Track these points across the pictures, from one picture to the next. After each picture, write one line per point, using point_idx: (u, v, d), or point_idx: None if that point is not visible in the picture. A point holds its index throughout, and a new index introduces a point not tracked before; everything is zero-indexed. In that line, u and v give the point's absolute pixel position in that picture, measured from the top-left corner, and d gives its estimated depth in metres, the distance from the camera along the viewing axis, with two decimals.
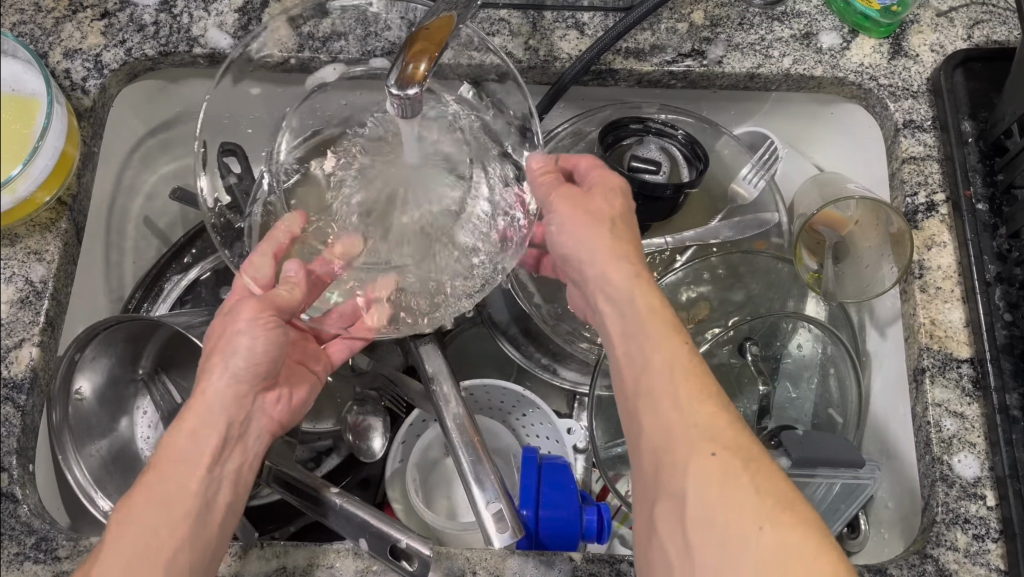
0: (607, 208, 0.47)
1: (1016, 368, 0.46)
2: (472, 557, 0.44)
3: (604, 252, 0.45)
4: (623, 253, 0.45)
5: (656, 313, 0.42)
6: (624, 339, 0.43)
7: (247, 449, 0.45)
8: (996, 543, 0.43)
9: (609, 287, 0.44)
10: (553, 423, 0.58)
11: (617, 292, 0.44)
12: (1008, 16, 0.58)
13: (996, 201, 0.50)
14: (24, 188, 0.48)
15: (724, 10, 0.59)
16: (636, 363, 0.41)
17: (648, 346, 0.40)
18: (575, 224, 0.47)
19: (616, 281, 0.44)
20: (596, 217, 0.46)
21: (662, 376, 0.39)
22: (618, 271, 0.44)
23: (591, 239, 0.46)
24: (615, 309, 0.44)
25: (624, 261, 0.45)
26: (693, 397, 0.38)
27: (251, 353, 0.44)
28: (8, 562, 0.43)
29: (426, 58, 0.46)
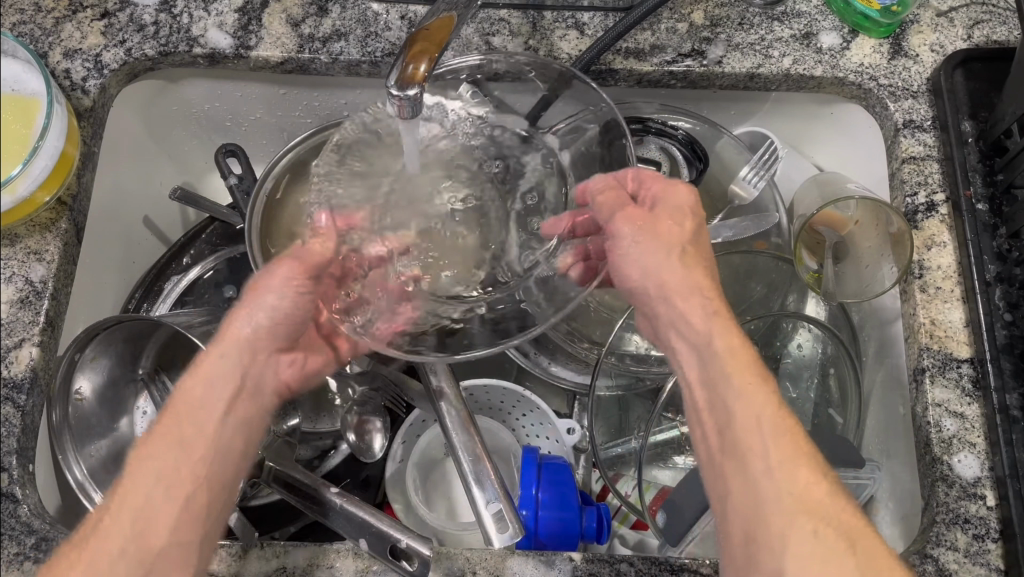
0: (677, 232, 0.44)
1: (1016, 368, 0.46)
2: (472, 557, 0.43)
3: (682, 284, 0.43)
4: (696, 284, 0.43)
5: (739, 359, 0.39)
6: (705, 378, 0.40)
7: (260, 402, 0.45)
8: (996, 544, 0.43)
9: (683, 323, 0.42)
10: (553, 423, 0.58)
11: (696, 330, 0.41)
12: (1008, 16, 0.58)
13: (996, 201, 0.50)
14: (24, 188, 0.48)
15: (724, 10, 0.59)
16: (722, 404, 0.39)
17: (730, 396, 0.38)
18: (646, 249, 0.44)
19: (696, 317, 0.42)
20: (665, 246, 0.44)
21: (759, 428, 0.37)
22: (695, 306, 0.42)
23: (662, 268, 0.43)
24: (692, 344, 0.41)
25: (697, 295, 0.42)
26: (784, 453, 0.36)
27: (268, 315, 0.45)
28: (8, 562, 0.43)
29: (426, 58, 0.46)
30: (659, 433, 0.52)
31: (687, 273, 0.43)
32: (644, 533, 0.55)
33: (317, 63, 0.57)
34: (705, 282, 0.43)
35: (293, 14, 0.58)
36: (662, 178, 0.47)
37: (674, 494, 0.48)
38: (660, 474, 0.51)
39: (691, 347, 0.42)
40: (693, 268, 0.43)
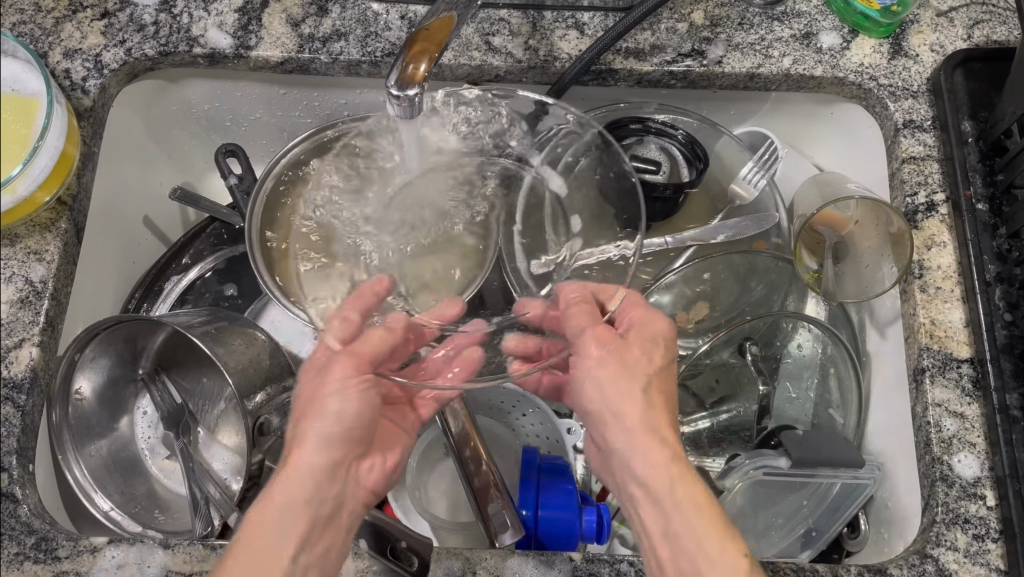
0: (639, 369, 0.49)
1: (1016, 368, 0.46)
2: (472, 557, 0.43)
3: (634, 416, 0.47)
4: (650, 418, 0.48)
5: (700, 502, 0.43)
6: (648, 502, 0.45)
7: (339, 528, 0.45)
8: (995, 543, 0.43)
9: (632, 451, 0.47)
10: (553, 422, 0.59)
11: (642, 459, 0.46)
12: (1008, 16, 0.58)
13: (996, 201, 0.50)
14: (24, 189, 0.48)
15: (724, 10, 0.59)
16: (663, 528, 0.43)
17: (698, 542, 0.41)
18: (605, 386, 0.49)
19: (645, 446, 0.46)
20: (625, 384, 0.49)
21: (700, 550, 0.41)
22: (648, 439, 0.46)
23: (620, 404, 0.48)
24: (632, 471, 0.46)
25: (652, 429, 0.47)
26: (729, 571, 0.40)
27: (336, 409, 0.47)
28: (8, 562, 0.43)
29: (426, 58, 0.46)
30: None
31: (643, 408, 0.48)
32: None
33: (317, 63, 0.57)
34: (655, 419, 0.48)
35: (293, 14, 0.58)
36: (641, 304, 0.52)
37: None
38: None
39: (634, 476, 0.46)
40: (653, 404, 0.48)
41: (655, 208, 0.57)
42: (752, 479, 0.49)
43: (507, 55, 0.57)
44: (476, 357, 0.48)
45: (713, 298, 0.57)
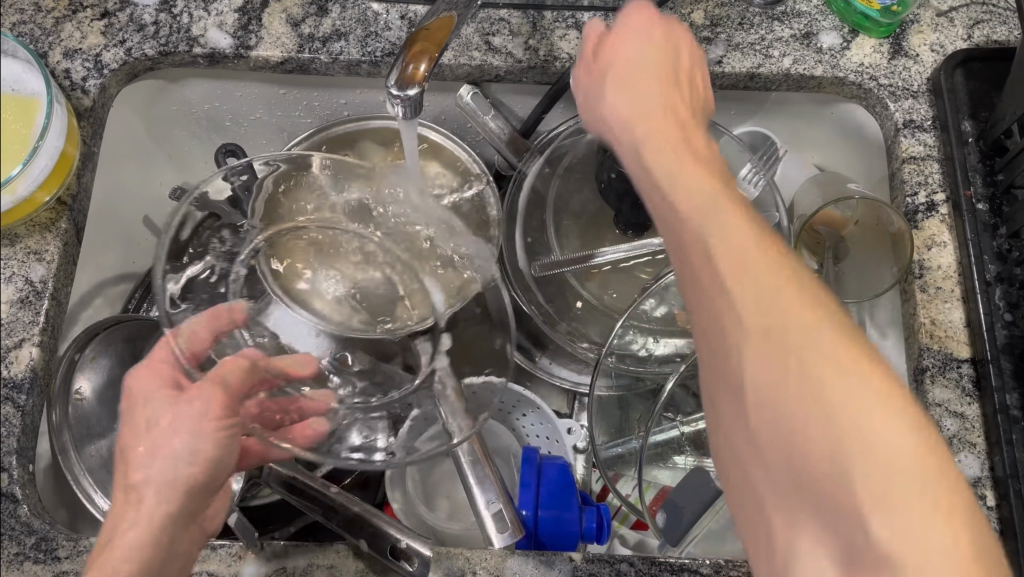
0: (649, 116, 0.37)
1: (1016, 368, 0.46)
2: (472, 557, 0.43)
3: (689, 191, 0.33)
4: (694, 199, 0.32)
5: (762, 304, 0.29)
6: (715, 272, 0.31)
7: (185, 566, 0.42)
8: (995, 543, 0.43)
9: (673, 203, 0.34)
10: (553, 423, 0.58)
11: (716, 242, 0.31)
12: (1008, 16, 0.58)
13: (996, 201, 0.50)
14: (24, 189, 0.48)
15: (724, 10, 0.59)
16: (716, 285, 0.31)
17: (715, 288, 0.30)
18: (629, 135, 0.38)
19: (709, 211, 0.32)
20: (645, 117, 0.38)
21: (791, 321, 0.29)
22: (693, 187, 0.33)
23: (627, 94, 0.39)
24: (702, 237, 0.31)
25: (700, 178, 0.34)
26: (892, 446, 0.26)
27: (153, 505, 0.39)
28: (8, 562, 0.43)
29: (426, 58, 0.47)
30: (659, 433, 0.52)
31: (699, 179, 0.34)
32: (645, 533, 0.55)
33: (317, 63, 0.57)
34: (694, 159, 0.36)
35: (293, 14, 0.58)
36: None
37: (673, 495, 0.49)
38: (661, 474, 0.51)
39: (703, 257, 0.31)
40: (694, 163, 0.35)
41: None
42: None
43: (507, 54, 0.57)
44: (323, 429, 0.45)
45: None
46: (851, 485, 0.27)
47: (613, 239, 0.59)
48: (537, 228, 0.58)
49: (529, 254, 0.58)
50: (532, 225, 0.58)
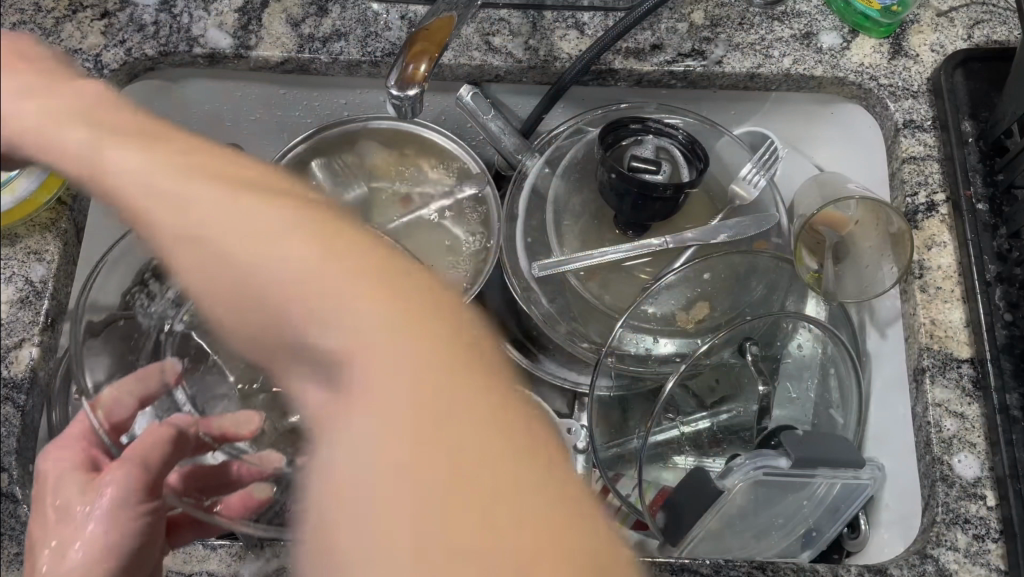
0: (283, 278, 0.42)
1: (1016, 368, 0.45)
2: None
3: (451, 513, 0.36)
4: (448, 429, 0.37)
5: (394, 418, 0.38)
6: (469, 485, 0.36)
7: None
8: (996, 544, 0.43)
9: (407, 410, 0.38)
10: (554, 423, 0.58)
11: (457, 435, 0.37)
12: (1008, 16, 0.58)
13: (996, 201, 0.50)
14: (24, 188, 0.50)
15: (723, 10, 0.59)
16: (399, 464, 0.37)
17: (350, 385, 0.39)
18: (379, 374, 0.39)
19: (453, 402, 0.38)
20: (415, 356, 0.39)
21: (532, 482, 0.38)
22: (432, 392, 0.38)
23: (315, 254, 0.42)
24: (445, 451, 0.37)
25: (430, 335, 0.40)
26: (473, 432, 0.38)
27: None
28: (8, 562, 0.44)
29: (426, 58, 0.47)
30: (659, 433, 0.52)
31: (445, 360, 0.40)
32: (645, 533, 0.55)
33: (317, 63, 0.57)
34: (424, 350, 0.39)
35: (293, 14, 0.58)
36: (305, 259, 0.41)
37: (673, 494, 0.49)
38: (660, 475, 0.51)
39: (463, 478, 0.37)
40: (430, 316, 0.42)
41: (654, 207, 0.53)
42: (751, 479, 0.49)
43: (506, 54, 0.57)
44: (262, 496, 0.44)
45: (714, 297, 0.55)
46: (411, 521, 0.36)
47: (613, 239, 0.58)
48: (537, 228, 0.58)
49: (529, 254, 0.57)
50: (532, 225, 0.58)
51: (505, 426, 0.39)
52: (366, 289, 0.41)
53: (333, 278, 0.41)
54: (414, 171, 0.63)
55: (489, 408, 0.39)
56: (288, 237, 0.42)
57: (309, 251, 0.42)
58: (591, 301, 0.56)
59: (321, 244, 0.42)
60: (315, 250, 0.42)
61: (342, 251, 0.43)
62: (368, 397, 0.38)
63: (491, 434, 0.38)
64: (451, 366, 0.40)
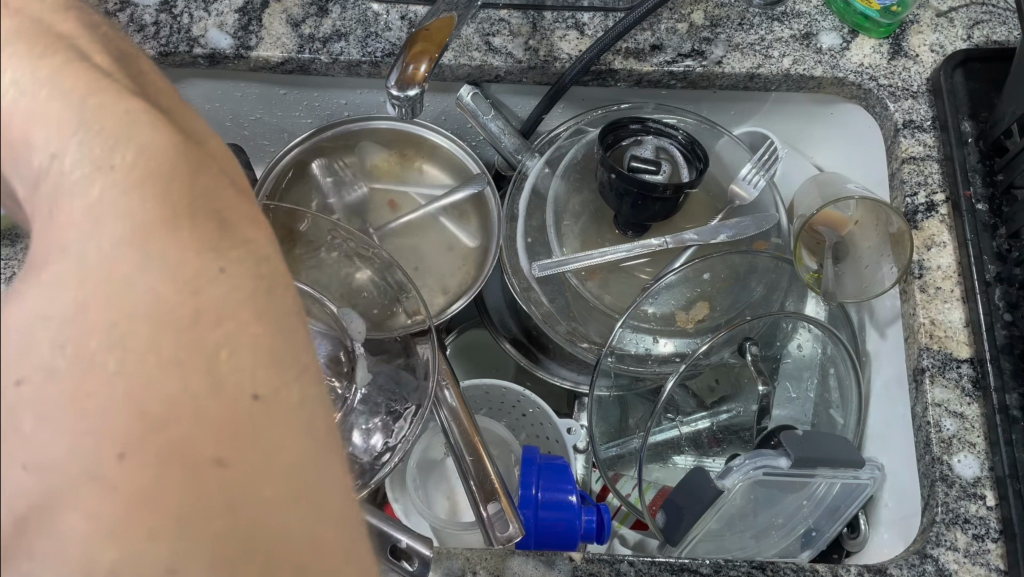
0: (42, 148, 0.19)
1: (1016, 368, 0.45)
2: (472, 556, 0.43)
3: (134, 488, 0.17)
4: (181, 317, 0.17)
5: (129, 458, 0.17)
6: (177, 456, 0.17)
7: None
8: (995, 543, 0.43)
9: (117, 306, 0.17)
10: (554, 422, 0.58)
11: (169, 347, 0.17)
12: (1007, 16, 0.58)
13: (996, 201, 0.50)
14: None
15: (723, 10, 0.59)
16: (85, 376, 0.17)
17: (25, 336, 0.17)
18: (88, 221, 0.18)
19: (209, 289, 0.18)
20: (144, 165, 0.18)
21: (323, 466, 0.19)
22: (165, 264, 0.18)
23: (68, 98, 0.19)
24: (145, 391, 0.17)
25: (192, 189, 0.19)
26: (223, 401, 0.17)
27: None
28: None
29: (426, 58, 0.47)
30: (659, 433, 0.52)
31: (223, 226, 0.19)
32: (644, 533, 0.55)
33: (317, 63, 0.57)
34: (188, 209, 0.18)
35: (294, 14, 0.58)
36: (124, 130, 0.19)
37: (672, 494, 0.49)
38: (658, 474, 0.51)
39: (167, 430, 0.17)
40: (203, 166, 0.19)
41: (654, 207, 0.53)
42: (752, 478, 0.48)
43: (507, 55, 0.57)
44: None
45: (713, 297, 0.55)
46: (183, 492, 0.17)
47: (613, 239, 0.58)
48: (537, 229, 0.58)
49: (529, 254, 0.57)
50: (532, 225, 0.58)
51: (294, 361, 0.19)
52: (89, 109, 0.19)
53: (61, 102, 0.19)
54: (414, 171, 0.63)
55: (274, 301, 0.19)
56: (18, 55, 0.19)
57: (39, 80, 0.19)
58: (590, 301, 0.56)
59: (43, 65, 0.19)
60: (61, 86, 0.19)
61: (80, 88, 0.19)
62: (54, 257, 0.18)
63: (274, 362, 0.18)
64: (215, 234, 0.19)
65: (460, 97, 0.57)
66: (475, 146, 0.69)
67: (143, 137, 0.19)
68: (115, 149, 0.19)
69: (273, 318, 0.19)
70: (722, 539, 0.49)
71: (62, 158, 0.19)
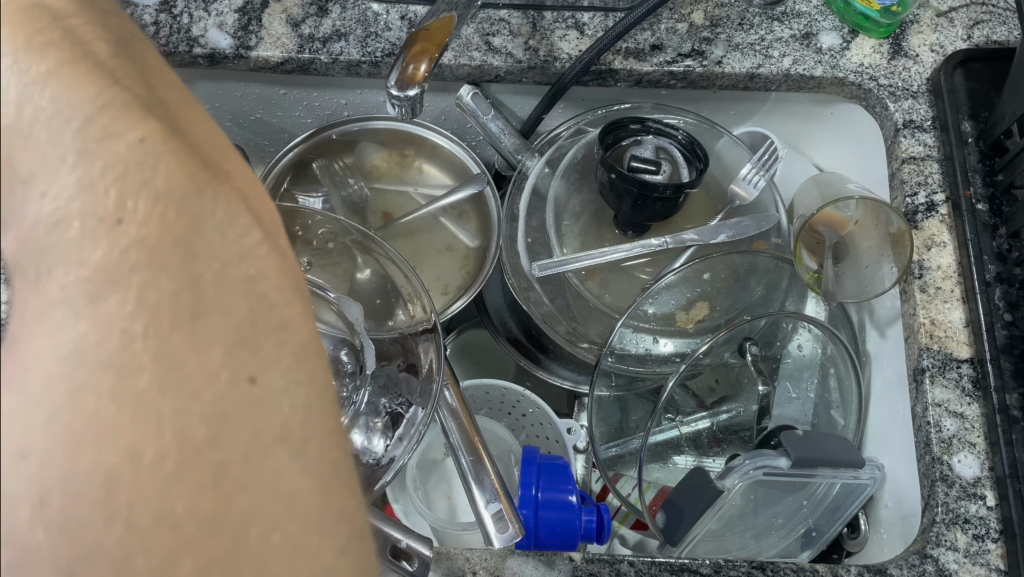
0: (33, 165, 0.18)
1: (1016, 368, 0.45)
2: (472, 557, 0.43)
3: None
4: (200, 465, 0.17)
5: None
6: None
7: None
8: (996, 543, 0.43)
9: (123, 447, 0.17)
10: (554, 422, 0.58)
11: (181, 508, 0.17)
12: (1008, 16, 0.58)
13: (996, 201, 0.50)
14: None
15: (723, 10, 0.59)
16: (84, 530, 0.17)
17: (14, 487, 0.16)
18: (87, 312, 0.17)
19: (235, 416, 0.18)
20: (158, 226, 0.18)
21: None
22: (180, 386, 0.17)
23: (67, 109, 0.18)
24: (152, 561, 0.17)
25: (213, 263, 0.18)
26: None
27: None
28: None
29: (426, 58, 0.47)
30: (660, 433, 0.52)
31: (254, 319, 0.19)
32: (644, 533, 0.55)
33: (317, 63, 0.57)
34: (211, 298, 0.18)
35: (294, 14, 0.58)
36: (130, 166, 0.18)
37: (673, 495, 0.49)
38: (658, 474, 0.51)
39: None
40: (227, 218, 0.19)
41: (654, 207, 0.53)
42: (751, 478, 0.48)
43: (507, 54, 0.57)
44: None
45: (713, 297, 0.55)
46: None
47: (613, 239, 0.58)
48: (537, 229, 0.58)
49: (529, 254, 0.57)
50: (532, 225, 0.58)
51: (331, 504, 0.19)
52: (99, 149, 0.18)
53: (63, 139, 0.18)
54: (414, 171, 0.64)
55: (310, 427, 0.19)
56: None
57: (47, 98, 0.18)
58: (590, 301, 0.56)
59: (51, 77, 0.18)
60: (67, 115, 0.18)
61: (87, 118, 0.18)
62: (45, 365, 0.17)
63: (304, 518, 0.18)
64: (241, 330, 0.18)
65: (461, 96, 0.57)
66: (475, 146, 0.69)
67: (159, 190, 0.18)
68: (126, 198, 0.18)
69: (308, 456, 0.19)
70: (722, 539, 0.49)
71: (60, 207, 0.18)
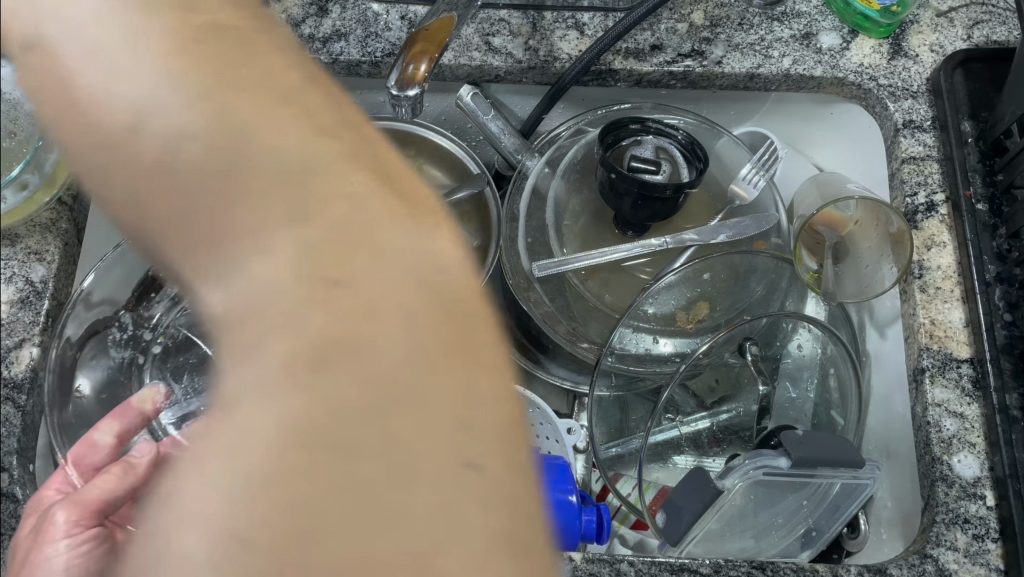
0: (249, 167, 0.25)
1: (1016, 368, 0.45)
2: None
3: None
4: (378, 495, 0.20)
5: None
6: None
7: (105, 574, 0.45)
8: (996, 543, 0.43)
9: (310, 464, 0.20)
10: (554, 423, 0.58)
11: (381, 547, 0.20)
12: (1008, 16, 0.58)
13: (996, 201, 0.50)
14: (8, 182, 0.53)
15: (723, 10, 0.59)
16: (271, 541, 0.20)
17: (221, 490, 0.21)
18: (291, 352, 0.22)
19: (410, 434, 0.21)
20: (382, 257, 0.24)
21: None
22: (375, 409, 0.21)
23: (295, 140, 0.26)
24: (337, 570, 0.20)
25: (436, 293, 0.24)
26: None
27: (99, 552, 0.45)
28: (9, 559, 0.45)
29: (426, 58, 0.47)
30: (659, 433, 0.52)
31: (461, 347, 0.23)
32: (644, 533, 0.55)
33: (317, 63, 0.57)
34: (444, 321, 0.23)
35: (294, 14, 0.58)
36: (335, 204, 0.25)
37: (672, 494, 0.49)
38: (658, 474, 0.51)
39: None
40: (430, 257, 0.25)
41: (654, 207, 0.53)
42: (752, 478, 0.48)
43: (507, 54, 0.57)
44: None
45: (714, 298, 0.55)
46: None
47: (613, 240, 0.58)
48: (537, 229, 0.58)
49: (529, 254, 0.57)
50: (532, 225, 0.58)
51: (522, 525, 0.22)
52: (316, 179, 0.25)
53: (267, 174, 0.25)
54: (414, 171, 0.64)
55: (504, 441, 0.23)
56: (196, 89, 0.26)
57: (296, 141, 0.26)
58: (590, 301, 0.56)
59: (285, 118, 0.26)
60: (285, 144, 0.26)
61: (315, 152, 0.26)
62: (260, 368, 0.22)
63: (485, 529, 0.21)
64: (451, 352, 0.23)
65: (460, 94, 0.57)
66: (475, 146, 0.69)
67: (350, 208, 0.25)
68: (341, 227, 0.24)
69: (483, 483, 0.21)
70: (722, 539, 0.49)
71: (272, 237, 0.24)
